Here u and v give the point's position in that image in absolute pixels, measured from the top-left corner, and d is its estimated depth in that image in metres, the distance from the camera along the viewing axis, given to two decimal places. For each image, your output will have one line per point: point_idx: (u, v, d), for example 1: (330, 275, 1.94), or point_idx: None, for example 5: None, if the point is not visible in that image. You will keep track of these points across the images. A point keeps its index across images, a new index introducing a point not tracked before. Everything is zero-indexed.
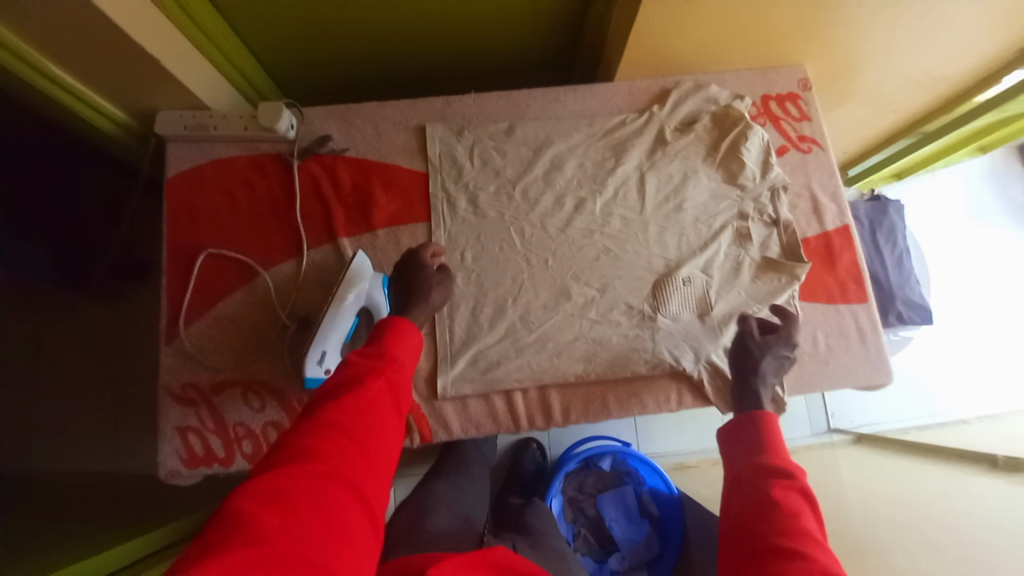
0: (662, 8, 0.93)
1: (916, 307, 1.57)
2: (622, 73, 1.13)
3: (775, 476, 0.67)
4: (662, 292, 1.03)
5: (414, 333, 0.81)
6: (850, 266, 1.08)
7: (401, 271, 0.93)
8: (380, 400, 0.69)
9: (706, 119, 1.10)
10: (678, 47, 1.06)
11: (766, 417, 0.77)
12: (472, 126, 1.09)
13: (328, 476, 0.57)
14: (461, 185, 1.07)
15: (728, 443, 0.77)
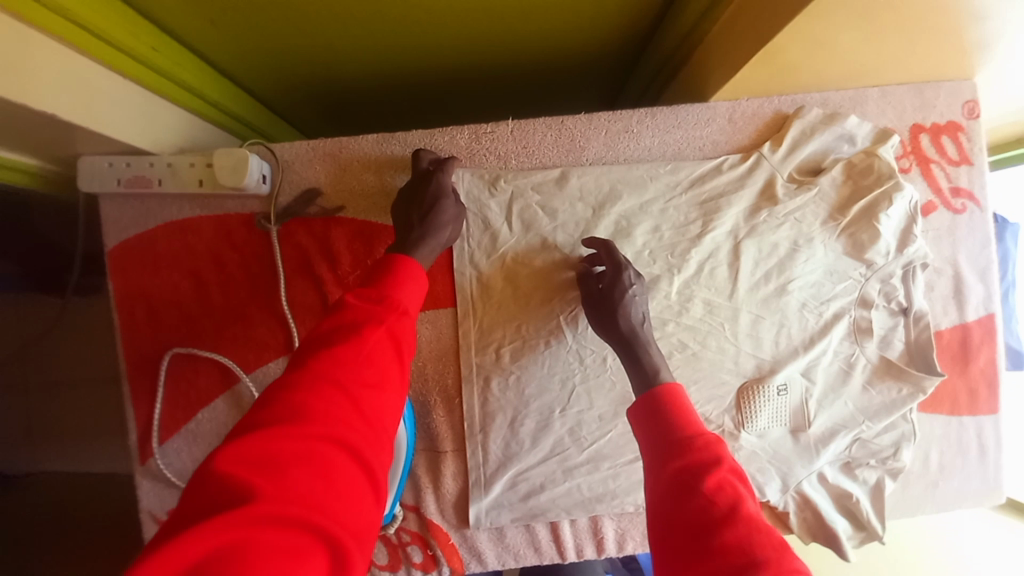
0: (821, 23, 0.61)
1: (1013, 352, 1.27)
2: (723, 93, 0.81)
3: (702, 472, 0.51)
4: (750, 404, 0.82)
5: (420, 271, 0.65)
6: (986, 367, 0.85)
7: (412, 188, 0.75)
8: (379, 344, 0.56)
9: (835, 170, 0.81)
10: (819, 64, 0.73)
11: (676, 390, 0.60)
12: (511, 176, 0.80)
13: (318, 439, 0.48)
14: (497, 260, 0.80)
15: (636, 421, 0.59)
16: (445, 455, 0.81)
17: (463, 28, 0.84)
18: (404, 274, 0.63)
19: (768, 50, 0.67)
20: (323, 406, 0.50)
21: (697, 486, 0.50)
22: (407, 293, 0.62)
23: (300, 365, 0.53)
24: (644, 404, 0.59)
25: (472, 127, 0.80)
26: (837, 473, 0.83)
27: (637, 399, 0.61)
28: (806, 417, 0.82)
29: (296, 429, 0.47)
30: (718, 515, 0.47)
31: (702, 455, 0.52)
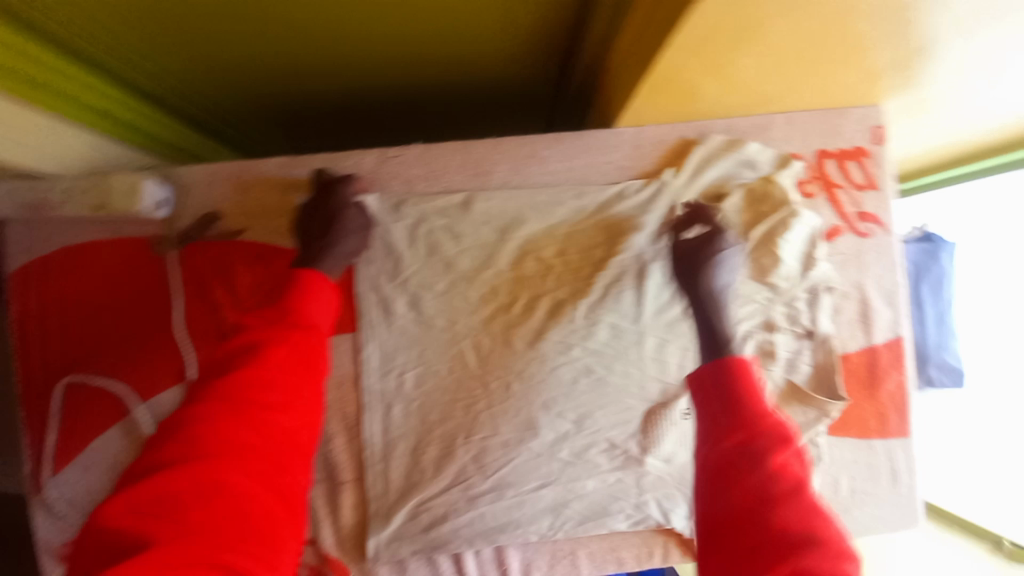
0: (694, 54, 0.62)
1: (951, 371, 1.27)
2: (626, 118, 0.81)
3: (747, 446, 0.59)
4: (654, 428, 0.82)
5: (325, 290, 0.68)
6: (894, 393, 0.85)
7: (313, 204, 0.76)
8: (281, 371, 0.60)
9: (738, 196, 0.82)
10: (714, 92, 0.74)
11: (744, 364, 0.64)
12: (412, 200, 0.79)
13: (222, 470, 0.54)
14: (400, 284, 0.80)
15: (697, 391, 0.66)
16: (343, 485, 0.80)
17: (374, 54, 0.84)
18: (310, 296, 0.66)
19: (654, 79, 0.67)
20: (227, 440, 0.55)
21: (729, 454, 0.59)
22: (311, 315, 0.65)
23: (203, 399, 0.58)
24: (710, 376, 0.65)
25: (376, 150, 0.79)
26: None
27: (699, 368, 0.66)
28: None
29: (199, 466, 0.53)
30: (734, 476, 0.58)
31: (751, 430, 0.59)
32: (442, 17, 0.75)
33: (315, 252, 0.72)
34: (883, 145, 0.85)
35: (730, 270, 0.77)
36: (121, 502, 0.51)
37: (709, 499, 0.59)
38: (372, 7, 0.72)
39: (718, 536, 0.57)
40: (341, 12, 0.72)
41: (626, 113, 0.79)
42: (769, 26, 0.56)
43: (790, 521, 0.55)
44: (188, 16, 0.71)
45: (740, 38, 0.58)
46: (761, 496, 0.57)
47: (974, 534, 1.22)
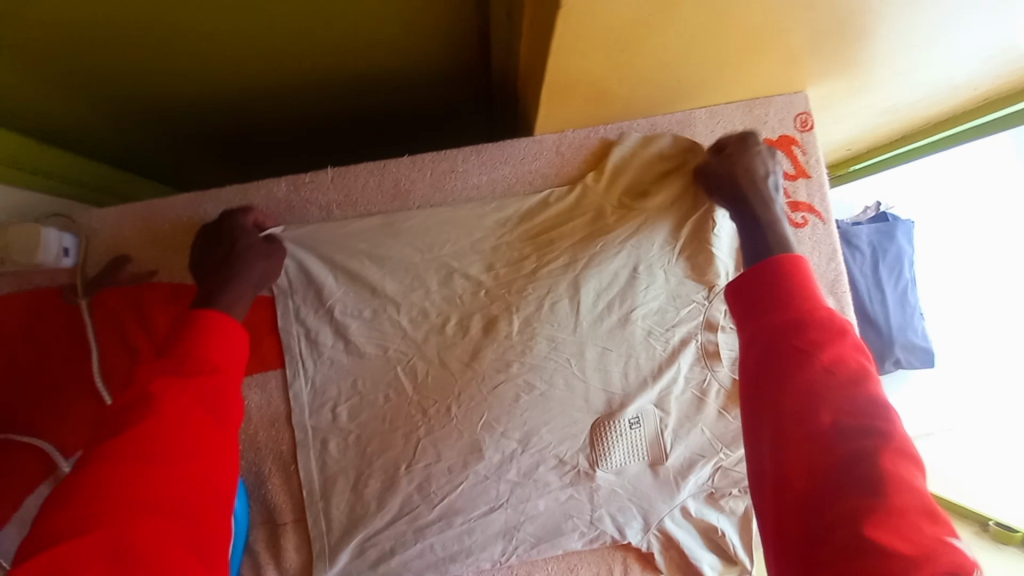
0: (588, 59, 0.60)
1: (918, 351, 1.26)
2: (545, 125, 0.80)
3: (826, 344, 0.52)
4: (602, 441, 0.79)
5: (233, 333, 0.63)
6: None
7: (210, 238, 0.72)
8: (190, 421, 0.55)
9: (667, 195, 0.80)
10: (627, 93, 0.72)
11: (797, 262, 0.57)
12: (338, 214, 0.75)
13: (127, 536, 0.48)
14: (325, 313, 0.77)
15: (742, 296, 0.59)
16: (283, 527, 0.77)
17: (283, 81, 0.82)
18: (216, 336, 0.61)
19: (557, 85, 0.66)
20: (129, 504, 0.49)
21: (812, 351, 0.52)
22: (219, 357, 0.60)
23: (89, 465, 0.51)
24: (754, 280, 0.58)
25: (291, 177, 0.77)
26: (702, 506, 0.80)
27: (745, 273, 0.59)
28: (662, 449, 0.79)
29: (93, 537, 0.47)
30: (804, 378, 0.51)
31: (828, 326, 0.52)
32: (342, 37, 0.73)
33: (219, 279, 0.67)
34: (812, 132, 0.84)
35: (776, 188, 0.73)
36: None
37: (767, 415, 0.52)
38: (267, 33, 0.70)
39: (784, 451, 0.49)
40: (236, 40, 0.71)
41: (544, 121, 0.77)
42: (655, 22, 0.55)
43: (859, 424, 0.48)
44: (75, 50, 0.69)
45: (629, 37, 0.57)
46: (821, 399, 0.50)
47: (962, 518, 1.16)
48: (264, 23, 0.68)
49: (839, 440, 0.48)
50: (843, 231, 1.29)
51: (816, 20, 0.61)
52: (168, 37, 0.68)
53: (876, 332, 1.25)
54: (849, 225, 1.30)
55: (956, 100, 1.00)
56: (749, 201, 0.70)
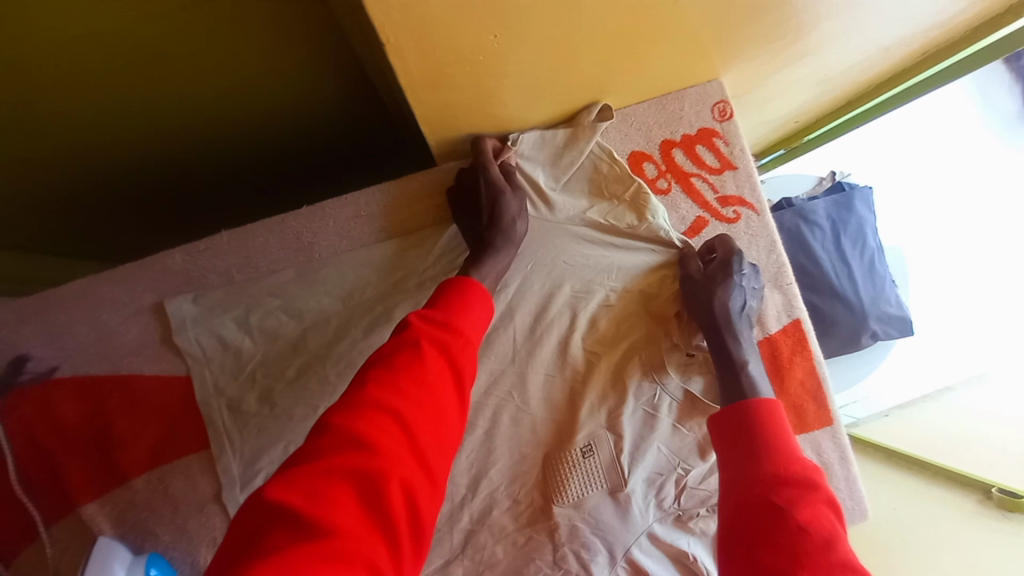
0: (448, 79, 0.56)
1: (893, 320, 1.21)
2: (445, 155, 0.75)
3: (793, 486, 0.54)
4: (556, 474, 0.74)
5: (481, 294, 0.61)
6: (806, 381, 0.76)
7: (210, 295, 0.72)
8: (436, 371, 0.53)
9: (598, 205, 0.76)
10: (518, 115, 0.68)
11: (774, 410, 0.62)
12: (485, 211, 0.69)
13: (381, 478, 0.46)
14: (246, 379, 0.71)
15: (722, 444, 0.63)
16: None
17: (165, 152, 0.77)
18: (477, 299, 0.61)
19: (434, 115, 0.62)
20: (386, 443, 0.47)
21: (775, 490, 0.54)
22: (470, 321, 0.59)
23: (368, 399, 0.49)
24: (733, 416, 0.63)
25: (186, 247, 0.73)
26: (670, 530, 0.74)
27: (722, 412, 0.65)
28: (620, 476, 0.73)
29: (368, 470, 0.45)
30: (768, 513, 0.52)
31: (797, 473, 0.55)
32: (214, 95, 0.70)
33: (265, 309, 0.71)
34: (732, 120, 0.77)
35: (746, 295, 0.74)
36: (265, 493, 0.43)
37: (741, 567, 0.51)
38: (133, 101, 0.67)
39: None
40: (104, 112, 0.68)
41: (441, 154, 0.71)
42: (505, 40, 0.53)
43: (820, 568, 0.47)
44: None
45: (485, 58, 0.54)
46: (785, 534, 0.50)
47: (962, 486, 1.04)
48: (126, 90, 0.65)
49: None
50: (800, 207, 1.22)
51: (691, 5, 0.56)
52: (23, 119, 0.65)
53: (847, 307, 1.18)
54: (805, 199, 1.25)
55: (893, 55, 0.93)
56: (720, 326, 0.72)
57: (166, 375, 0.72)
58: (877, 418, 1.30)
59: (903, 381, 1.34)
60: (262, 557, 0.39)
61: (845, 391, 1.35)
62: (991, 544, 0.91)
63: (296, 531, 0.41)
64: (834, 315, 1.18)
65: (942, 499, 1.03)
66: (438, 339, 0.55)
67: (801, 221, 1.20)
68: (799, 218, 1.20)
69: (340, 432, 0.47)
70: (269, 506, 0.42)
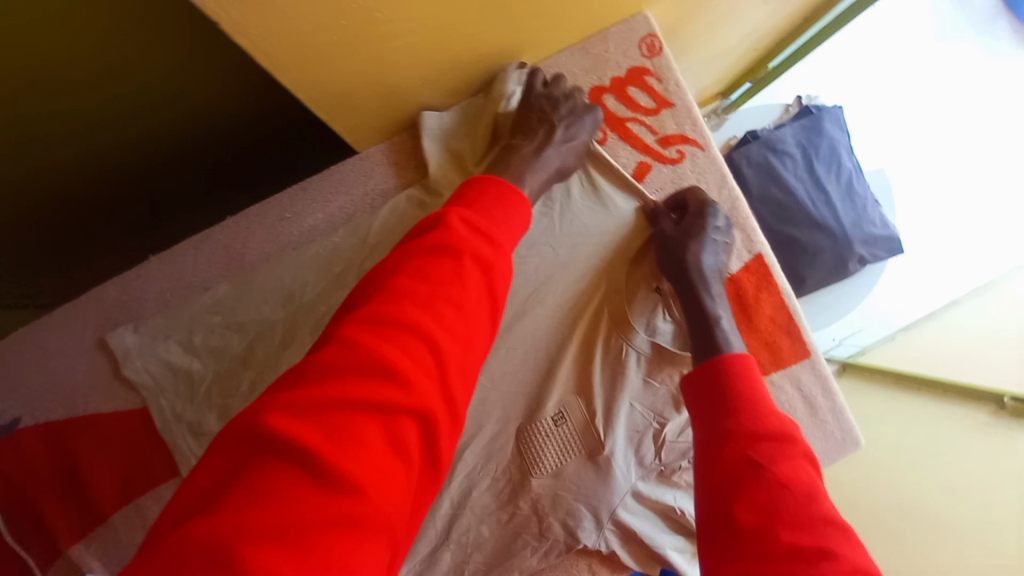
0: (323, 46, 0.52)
1: (878, 241, 1.16)
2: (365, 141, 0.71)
3: (774, 441, 0.49)
4: (530, 446, 0.72)
5: (522, 204, 0.56)
6: (776, 315, 0.73)
7: (155, 323, 0.71)
8: (468, 292, 0.48)
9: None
10: (419, 82, 0.64)
11: (748, 363, 0.56)
12: (564, 116, 0.67)
13: (407, 409, 0.42)
14: (201, 400, 0.69)
15: (694, 400, 0.57)
16: None
17: (76, 176, 0.74)
18: (505, 213, 0.55)
19: (323, 94, 0.59)
20: (412, 372, 0.43)
21: (752, 443, 0.49)
22: (501, 243, 0.53)
23: (395, 319, 0.44)
24: (706, 370, 0.57)
25: (119, 277, 0.73)
26: (654, 487, 0.72)
27: (697, 368, 0.58)
28: (596, 439, 0.71)
29: (395, 401, 0.42)
30: (746, 471, 0.47)
31: (776, 425, 0.50)
32: (105, 100, 0.68)
33: (219, 305, 0.70)
34: (662, 55, 0.72)
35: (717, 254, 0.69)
36: (269, 421, 0.39)
37: (718, 533, 0.46)
38: (31, 116, 0.67)
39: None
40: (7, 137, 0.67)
41: (355, 142, 0.70)
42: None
43: (801, 529, 0.43)
44: None
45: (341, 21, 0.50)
46: (768, 494, 0.45)
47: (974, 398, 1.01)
48: (16, 100, 0.65)
49: (781, 540, 0.43)
50: (766, 138, 1.16)
51: None
52: None
53: (829, 236, 1.13)
54: (772, 129, 1.19)
55: None
56: (689, 277, 0.67)
57: (122, 410, 0.72)
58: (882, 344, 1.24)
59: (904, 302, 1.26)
60: (275, 484, 0.36)
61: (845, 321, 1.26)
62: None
63: (310, 459, 0.38)
64: (817, 246, 1.13)
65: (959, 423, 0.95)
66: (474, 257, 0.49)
67: (769, 152, 1.15)
68: (766, 150, 1.15)
69: (362, 356, 0.42)
70: (282, 433, 0.38)
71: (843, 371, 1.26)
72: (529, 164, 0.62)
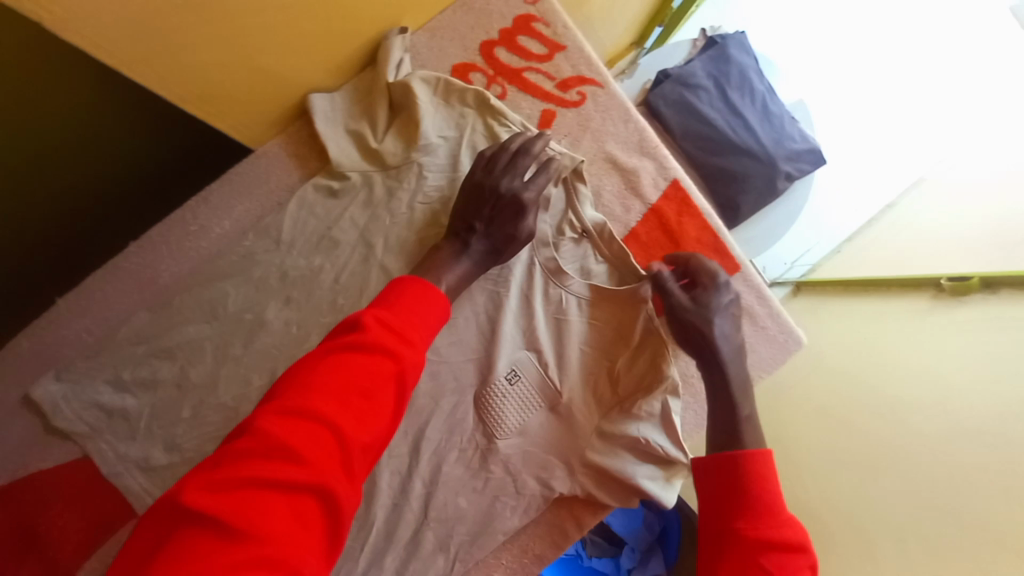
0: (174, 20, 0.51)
1: (801, 155, 1.19)
2: (256, 134, 0.68)
3: (775, 548, 0.52)
4: (489, 411, 0.72)
5: (436, 300, 0.54)
6: (701, 235, 0.75)
7: (77, 368, 0.67)
8: (381, 377, 0.47)
9: (431, 125, 0.67)
10: (298, 62, 0.64)
11: (768, 462, 0.57)
12: (485, 218, 0.63)
13: (310, 489, 0.41)
14: (145, 435, 0.67)
15: (705, 483, 0.59)
16: None
17: None
18: (428, 297, 0.54)
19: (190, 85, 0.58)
20: (314, 459, 0.42)
21: (754, 553, 0.52)
22: (416, 325, 0.52)
23: (305, 405, 0.44)
24: (723, 463, 0.59)
25: (28, 329, 0.69)
26: (619, 422, 0.72)
27: (711, 455, 0.60)
28: (553, 388, 0.73)
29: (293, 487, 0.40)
30: None
31: (786, 532, 0.53)
32: None
33: (141, 334, 0.66)
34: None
35: (732, 338, 0.69)
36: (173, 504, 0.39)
37: None
38: None
39: None
40: None
41: (246, 141, 0.68)
42: None
43: None
44: None
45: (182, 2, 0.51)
46: None
47: (916, 290, 0.96)
48: None
49: None
50: (678, 75, 1.18)
51: None
52: None
53: (755, 159, 1.15)
54: (682, 65, 1.21)
55: None
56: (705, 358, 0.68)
57: (65, 462, 0.68)
58: (829, 258, 1.28)
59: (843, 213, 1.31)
60: (177, 560, 0.36)
61: (792, 246, 1.31)
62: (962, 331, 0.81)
63: (211, 537, 0.37)
64: (745, 171, 1.15)
65: (903, 305, 0.97)
66: (385, 344, 0.48)
67: (683, 88, 1.16)
68: (680, 87, 1.16)
69: (269, 440, 0.42)
70: (186, 513, 0.38)
71: (798, 292, 1.29)
72: (449, 265, 0.61)
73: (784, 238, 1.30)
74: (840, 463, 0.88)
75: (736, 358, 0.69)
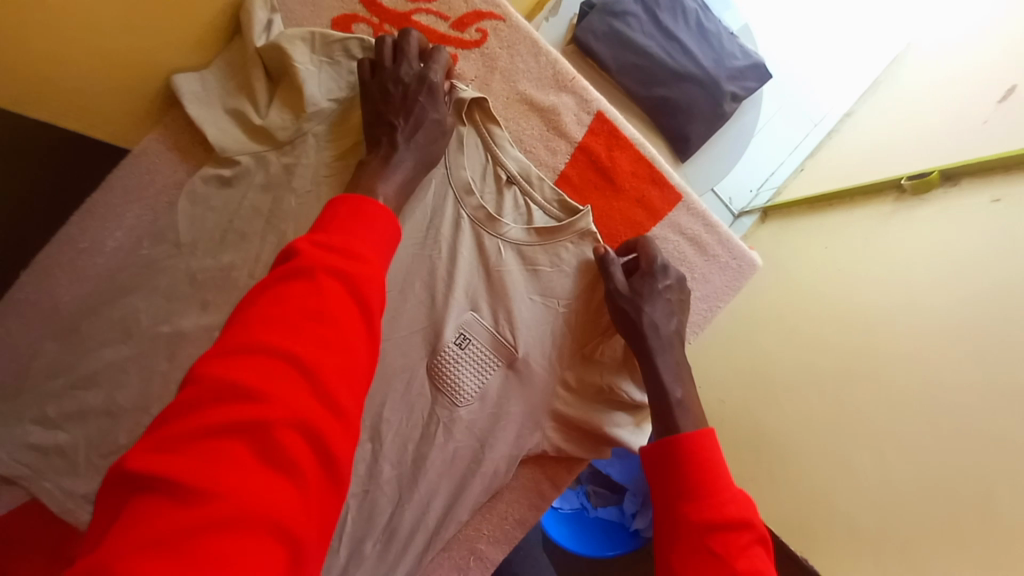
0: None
1: (745, 73, 1.13)
2: (123, 130, 0.62)
3: (725, 526, 0.50)
4: (443, 380, 0.69)
5: (383, 214, 0.47)
6: (634, 165, 0.71)
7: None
8: (334, 298, 0.40)
9: (317, 88, 0.62)
10: (148, 41, 0.59)
11: (709, 441, 0.57)
12: (399, 115, 0.60)
13: (280, 427, 0.36)
14: (87, 470, 0.62)
15: (653, 473, 0.58)
16: None
17: None
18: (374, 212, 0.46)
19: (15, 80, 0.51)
20: (281, 393, 0.36)
21: (703, 536, 0.51)
22: (366, 242, 0.45)
23: (251, 343, 0.38)
24: (663, 449, 0.58)
25: None
26: (577, 371, 0.71)
27: (657, 443, 0.59)
28: (507, 346, 0.69)
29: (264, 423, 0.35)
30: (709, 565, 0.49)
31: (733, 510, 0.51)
32: None
33: (57, 365, 0.62)
34: None
35: (675, 321, 0.68)
36: (127, 470, 0.33)
37: None
38: None
39: None
40: None
41: (109, 139, 0.62)
42: None
43: None
44: None
45: None
46: None
47: (879, 196, 0.93)
48: None
49: None
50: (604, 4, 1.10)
51: None
52: None
53: (697, 85, 1.09)
54: None
55: None
56: (650, 336, 0.66)
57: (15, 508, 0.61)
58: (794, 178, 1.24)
59: (804, 129, 1.25)
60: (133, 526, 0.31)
61: (760, 170, 1.25)
62: (936, 224, 0.79)
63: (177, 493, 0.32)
64: (688, 98, 1.09)
65: (868, 212, 0.94)
66: (331, 265, 0.41)
67: (611, 18, 1.08)
68: (607, 17, 1.09)
69: (219, 383, 0.36)
70: (137, 478, 0.33)
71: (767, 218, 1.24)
72: (381, 174, 0.56)
73: (745, 165, 1.25)
74: (812, 365, 0.85)
75: (675, 338, 0.68)
